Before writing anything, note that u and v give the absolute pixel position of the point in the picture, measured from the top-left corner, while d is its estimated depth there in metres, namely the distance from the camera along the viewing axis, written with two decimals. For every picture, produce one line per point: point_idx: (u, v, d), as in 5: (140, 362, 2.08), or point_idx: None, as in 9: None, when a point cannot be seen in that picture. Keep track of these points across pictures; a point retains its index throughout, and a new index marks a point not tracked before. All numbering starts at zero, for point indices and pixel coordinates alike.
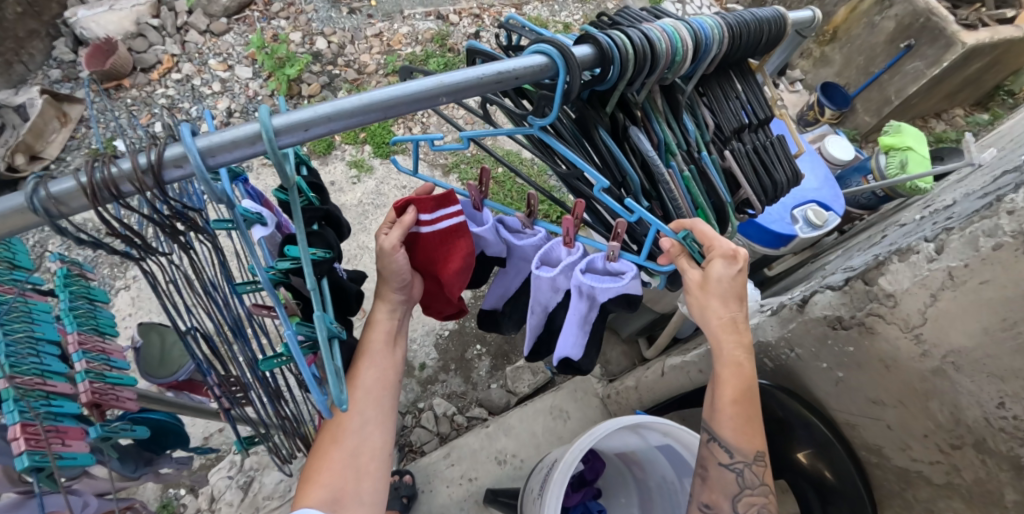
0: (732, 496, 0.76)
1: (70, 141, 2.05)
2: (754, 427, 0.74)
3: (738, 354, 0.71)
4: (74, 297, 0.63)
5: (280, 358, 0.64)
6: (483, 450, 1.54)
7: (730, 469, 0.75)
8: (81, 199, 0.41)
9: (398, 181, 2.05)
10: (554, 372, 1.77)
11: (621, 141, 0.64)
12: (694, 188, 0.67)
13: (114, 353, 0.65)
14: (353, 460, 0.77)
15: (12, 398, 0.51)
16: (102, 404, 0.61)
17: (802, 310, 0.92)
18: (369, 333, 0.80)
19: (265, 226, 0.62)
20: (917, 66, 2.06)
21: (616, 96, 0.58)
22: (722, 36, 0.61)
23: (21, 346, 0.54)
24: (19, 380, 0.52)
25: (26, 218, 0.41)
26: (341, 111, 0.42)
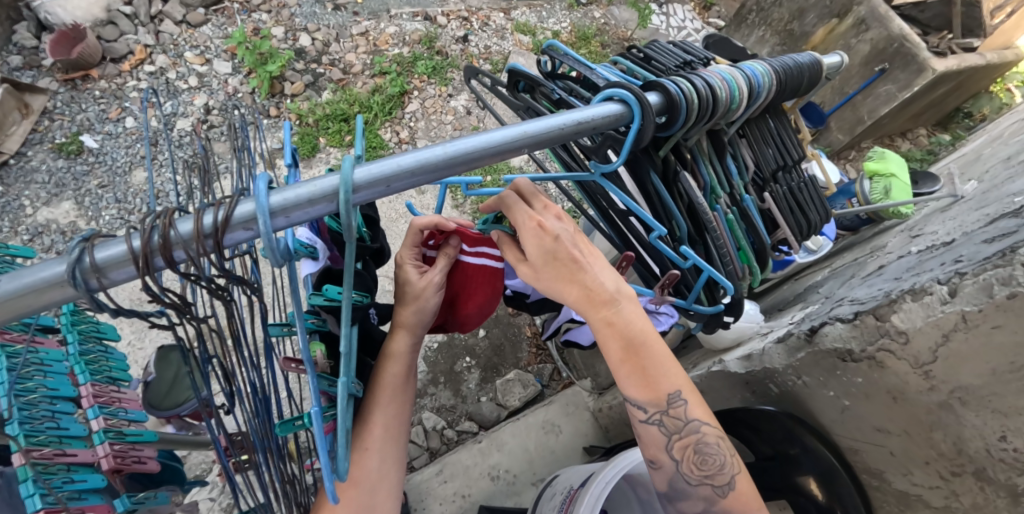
0: (665, 447, 0.77)
1: (31, 135, 1.94)
2: (652, 376, 0.74)
3: (606, 313, 0.71)
4: (85, 339, 0.67)
5: (297, 421, 0.63)
6: (476, 466, 1.53)
7: (651, 423, 0.76)
8: (127, 268, 0.38)
9: None
10: (544, 385, 1.78)
11: (670, 184, 0.64)
12: (736, 230, 0.69)
13: (129, 404, 0.69)
14: (370, 496, 0.80)
15: (31, 477, 0.53)
16: (124, 468, 0.62)
17: (813, 340, 0.96)
18: (386, 366, 0.84)
19: (315, 260, 0.65)
20: (889, 88, 2.10)
21: (673, 141, 0.60)
22: (772, 81, 0.64)
23: (36, 411, 0.56)
24: (37, 453, 0.54)
25: (61, 291, 0.37)
26: (424, 164, 0.43)
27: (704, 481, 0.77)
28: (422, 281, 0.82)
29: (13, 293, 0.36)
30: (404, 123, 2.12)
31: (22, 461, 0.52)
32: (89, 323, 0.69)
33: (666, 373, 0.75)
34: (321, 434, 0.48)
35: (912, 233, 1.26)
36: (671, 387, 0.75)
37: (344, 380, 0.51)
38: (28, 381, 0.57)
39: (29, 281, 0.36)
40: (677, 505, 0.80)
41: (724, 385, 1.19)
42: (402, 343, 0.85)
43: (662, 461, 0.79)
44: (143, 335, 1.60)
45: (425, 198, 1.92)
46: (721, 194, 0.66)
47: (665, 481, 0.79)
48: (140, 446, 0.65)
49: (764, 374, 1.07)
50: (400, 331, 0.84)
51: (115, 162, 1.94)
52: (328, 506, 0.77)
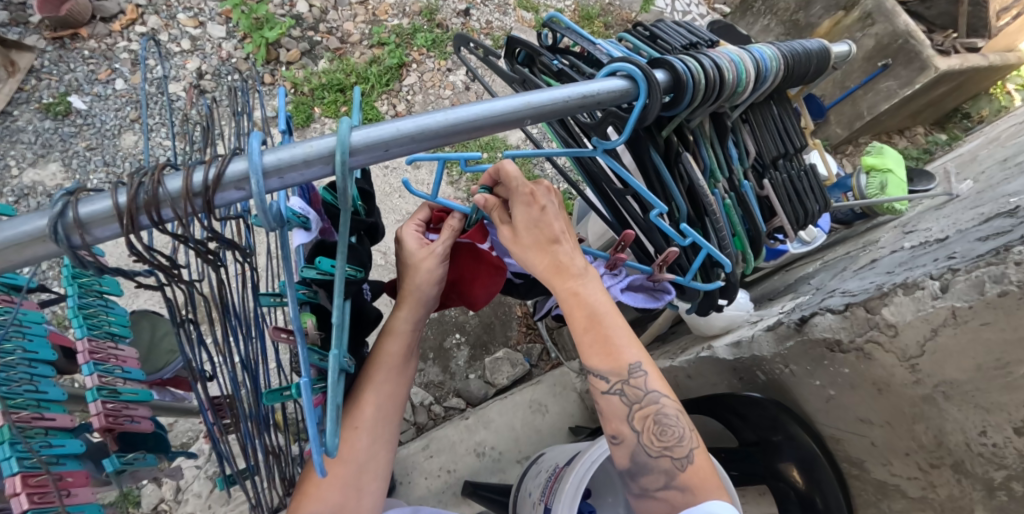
0: (626, 417, 0.78)
1: (17, 94, 1.88)
2: (615, 345, 0.76)
3: (573, 284, 0.74)
4: (86, 293, 0.65)
5: (286, 392, 0.57)
6: (462, 443, 1.54)
7: (612, 393, 0.77)
8: (111, 225, 0.37)
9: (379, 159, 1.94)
10: (532, 364, 1.79)
11: (672, 165, 0.63)
12: (733, 215, 0.68)
13: (126, 362, 0.67)
14: (355, 479, 0.80)
15: (9, 441, 0.51)
16: (115, 427, 0.63)
17: (802, 330, 0.96)
18: (386, 343, 0.84)
19: (308, 231, 0.61)
20: (890, 85, 2.08)
21: (676, 122, 0.58)
22: (779, 66, 0.63)
23: (15, 376, 0.54)
24: (17, 417, 0.53)
25: (45, 245, 0.36)
26: (424, 130, 0.42)
27: (664, 453, 0.76)
28: (421, 252, 0.81)
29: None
30: (401, 96, 2.08)
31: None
32: (92, 276, 0.66)
33: (626, 344, 0.77)
34: (311, 405, 0.45)
35: (905, 230, 1.26)
36: (632, 357, 0.77)
37: (334, 353, 0.49)
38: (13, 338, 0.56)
39: (10, 234, 0.35)
40: (639, 481, 0.78)
41: (712, 371, 1.20)
42: (403, 321, 0.84)
43: (623, 435, 0.78)
44: (133, 300, 1.58)
45: (420, 173, 1.91)
46: (720, 178, 0.66)
47: (626, 456, 0.78)
48: (135, 406, 0.66)
49: (752, 361, 1.08)
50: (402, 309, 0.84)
51: (104, 125, 1.89)
52: (314, 487, 0.79)
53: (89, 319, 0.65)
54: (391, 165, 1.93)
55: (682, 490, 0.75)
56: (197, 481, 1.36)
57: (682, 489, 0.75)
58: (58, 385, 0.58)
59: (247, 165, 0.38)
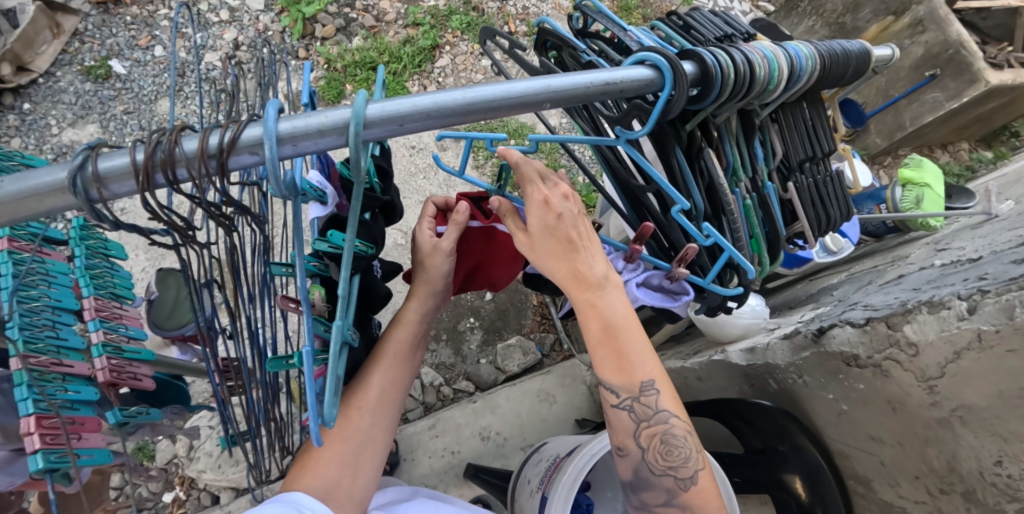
0: (633, 433, 0.78)
1: (61, 56, 1.94)
2: (630, 361, 0.75)
3: (591, 295, 0.73)
4: (92, 254, 0.68)
5: (290, 360, 0.58)
6: (468, 426, 1.56)
7: (621, 408, 0.77)
8: (129, 181, 0.38)
9: (407, 139, 1.94)
10: (544, 354, 1.80)
11: (693, 161, 0.62)
12: (752, 216, 0.66)
13: (129, 322, 0.70)
14: (353, 458, 0.81)
15: (26, 383, 0.53)
16: (118, 382, 0.65)
17: (819, 342, 0.94)
18: (394, 330, 0.86)
19: (324, 205, 0.62)
20: (936, 96, 2.00)
21: (701, 116, 0.57)
22: (814, 66, 0.61)
23: (38, 320, 0.56)
24: (34, 360, 0.55)
25: (63, 196, 0.37)
26: (440, 107, 0.41)
27: (667, 472, 0.76)
28: (430, 243, 0.81)
29: (13, 194, 0.36)
30: (433, 78, 2.08)
31: (18, 368, 0.53)
32: (98, 240, 0.69)
33: (642, 360, 0.75)
34: (312, 375, 0.46)
35: (937, 247, 1.22)
36: (645, 375, 0.75)
37: (339, 325, 0.49)
38: (40, 286, 0.58)
39: (32, 184, 0.36)
40: (640, 495, 0.79)
41: (723, 375, 1.18)
42: (414, 312, 0.86)
43: (628, 448, 0.79)
44: (159, 261, 1.62)
45: (446, 155, 1.93)
46: (742, 177, 0.64)
47: (630, 469, 0.79)
48: (137, 364, 0.68)
49: (764, 368, 1.06)
50: (413, 300, 0.86)
51: (142, 90, 1.94)
52: (313, 462, 0.80)
53: (95, 278, 0.67)
54: (418, 146, 1.94)
55: (682, 508, 0.76)
56: (209, 440, 1.40)
57: (683, 507, 0.76)
58: (77, 333, 0.60)
59: (262, 131, 0.38)
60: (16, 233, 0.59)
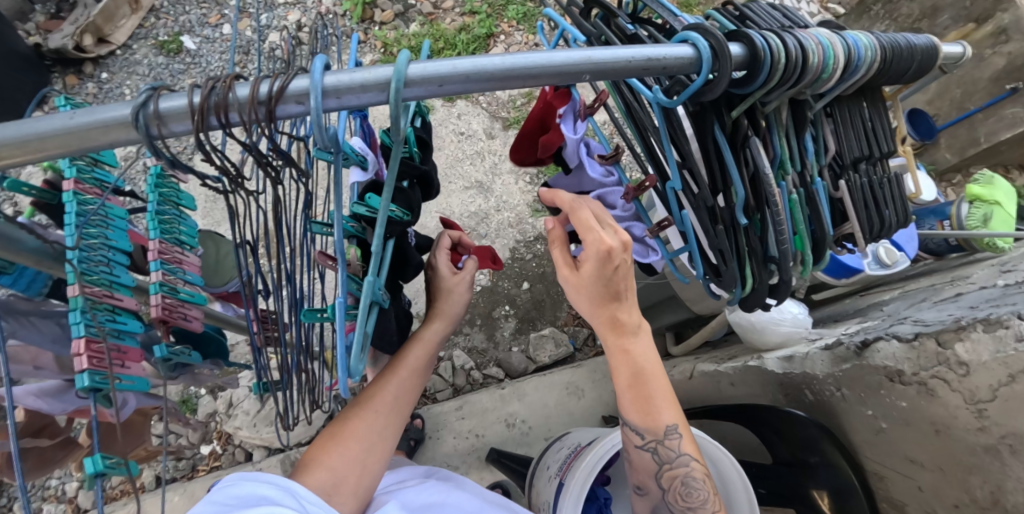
0: (654, 474, 0.79)
1: (138, 30, 2.06)
2: (655, 407, 0.77)
3: (626, 343, 0.76)
4: (164, 201, 0.72)
5: (323, 314, 0.60)
6: (494, 411, 1.58)
7: (645, 449, 0.78)
8: (184, 121, 0.40)
9: (456, 126, 1.98)
10: (577, 348, 1.79)
11: (737, 150, 0.61)
12: (797, 211, 0.64)
13: (188, 267, 0.74)
14: (362, 457, 0.81)
15: (80, 309, 0.57)
16: (169, 320, 0.69)
17: (861, 354, 0.90)
18: (411, 347, 0.88)
19: (364, 170, 0.63)
20: (1017, 111, 1.87)
21: (749, 102, 0.56)
22: (875, 58, 0.58)
23: (94, 255, 0.60)
24: (89, 291, 0.58)
25: (125, 131, 0.39)
26: (479, 71, 0.42)
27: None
28: (454, 278, 0.88)
29: (82, 125, 0.39)
30: None
31: (76, 294, 0.56)
32: (172, 189, 0.73)
33: (666, 406, 0.77)
34: (342, 328, 0.48)
35: (1003, 268, 1.14)
36: (668, 419, 0.77)
37: (371, 282, 0.52)
38: (101, 225, 0.62)
39: (98, 117, 0.39)
40: None
41: (757, 382, 1.15)
42: (433, 333, 0.88)
43: (648, 487, 0.80)
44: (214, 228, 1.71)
45: (493, 143, 1.96)
46: (789, 169, 0.62)
47: (648, 507, 0.81)
48: (189, 306, 0.71)
49: (800, 377, 1.03)
50: (436, 321, 0.88)
51: (208, 66, 2.04)
52: (323, 456, 0.80)
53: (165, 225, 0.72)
54: (467, 134, 1.98)
55: None
56: (248, 400, 1.47)
57: None
58: (129, 273, 0.64)
59: (309, 83, 0.40)
60: (84, 176, 0.61)
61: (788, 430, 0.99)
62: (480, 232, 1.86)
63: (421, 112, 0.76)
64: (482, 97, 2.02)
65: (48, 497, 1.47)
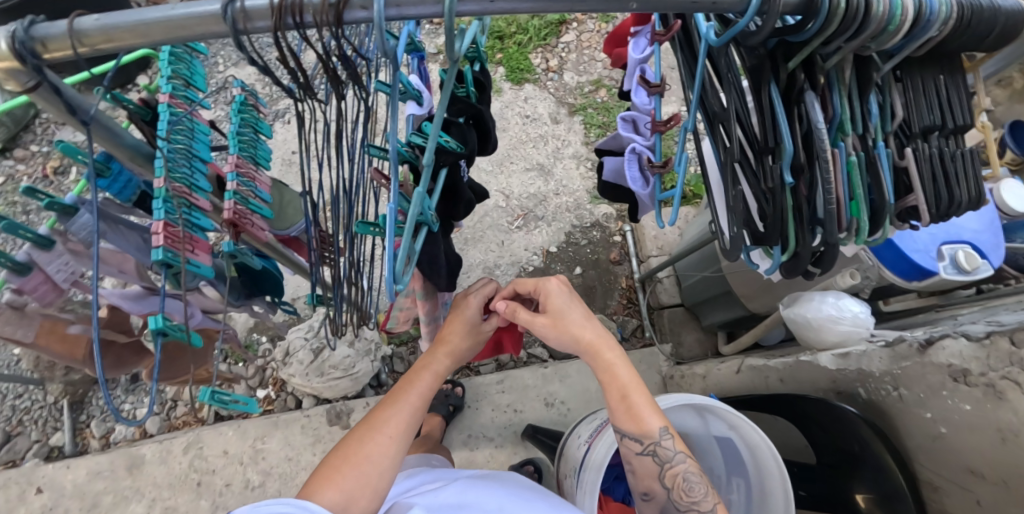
0: (657, 476, 0.82)
1: None
2: (642, 409, 0.82)
3: (609, 357, 0.85)
4: (244, 124, 0.81)
5: (375, 228, 0.65)
6: (535, 389, 1.61)
7: (644, 454, 0.82)
8: (265, 19, 0.46)
9: (522, 109, 2.01)
10: (624, 337, 1.75)
11: (792, 104, 0.65)
12: (854, 174, 0.65)
13: (259, 184, 0.82)
14: (375, 477, 0.79)
15: (164, 197, 0.65)
16: (238, 224, 0.77)
17: (924, 352, 0.85)
18: (418, 374, 0.90)
19: (419, 105, 0.69)
20: None
21: (806, 51, 0.57)
22: (951, 16, 0.55)
23: (179, 158, 0.69)
24: (173, 186, 0.67)
25: (215, 24, 0.46)
26: None
27: (691, 507, 0.79)
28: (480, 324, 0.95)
29: (180, 17, 0.45)
30: (556, 52, 2.10)
31: (160, 186, 0.65)
32: (252, 115, 0.82)
33: (652, 410, 0.82)
34: (395, 246, 0.54)
35: None
36: (656, 422, 0.82)
37: (419, 192, 0.56)
38: (184, 134, 0.72)
39: (193, 11, 0.45)
40: None
41: (808, 380, 1.10)
42: (441, 365, 0.92)
43: (655, 490, 0.83)
44: None
45: (558, 128, 1.98)
46: (848, 131, 0.64)
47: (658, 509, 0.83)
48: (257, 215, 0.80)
49: (855, 374, 0.99)
50: (445, 355, 0.93)
51: None
52: (333, 475, 0.77)
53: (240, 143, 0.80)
54: (532, 117, 2.01)
55: None
56: (302, 350, 1.55)
57: None
58: (205, 180, 0.74)
59: None
60: (176, 93, 0.72)
61: (833, 430, 0.96)
62: (536, 214, 1.87)
63: (478, 57, 0.82)
64: (550, 83, 2.05)
65: (120, 420, 1.67)
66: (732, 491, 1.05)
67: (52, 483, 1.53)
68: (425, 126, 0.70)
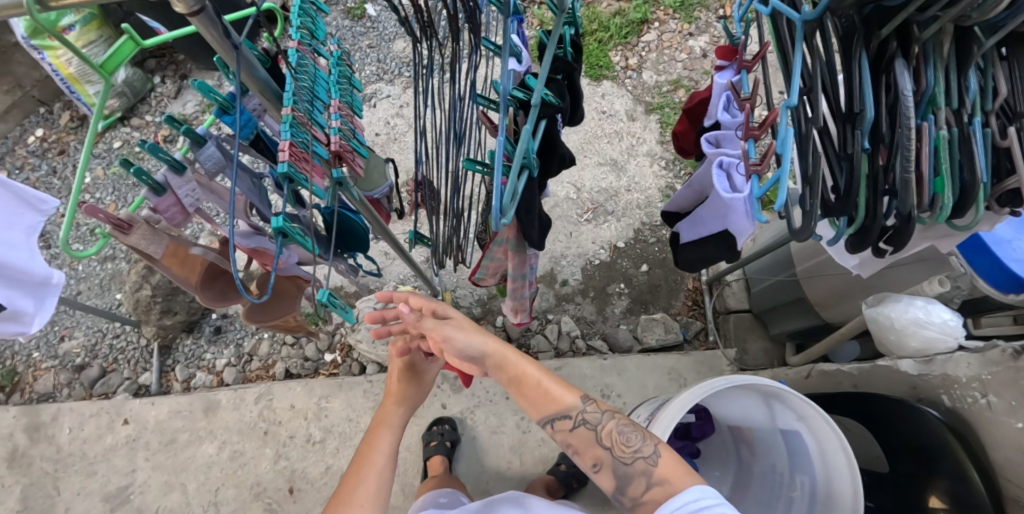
0: (594, 442, 0.85)
1: None
2: (548, 390, 0.89)
3: (511, 358, 0.92)
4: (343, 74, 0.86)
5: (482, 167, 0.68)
6: (592, 379, 1.60)
7: (577, 426, 0.86)
8: None
9: (598, 105, 2.03)
10: (686, 339, 1.73)
11: (880, 73, 0.68)
12: (941, 151, 0.70)
13: (355, 127, 0.86)
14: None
15: (291, 123, 0.70)
16: (342, 158, 0.79)
17: (1019, 358, 0.86)
18: (372, 432, 1.05)
19: (519, 62, 0.71)
20: None
21: (896, 22, 0.61)
22: None
23: (301, 94, 0.76)
24: (297, 115, 0.72)
25: None
26: None
27: (635, 458, 0.80)
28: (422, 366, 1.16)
29: None
30: (637, 51, 2.11)
31: (287, 113, 0.69)
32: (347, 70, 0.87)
33: (563, 388, 0.89)
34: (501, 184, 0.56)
35: None
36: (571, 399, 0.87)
37: (528, 130, 0.58)
38: (305, 79, 0.78)
39: None
40: (627, 493, 0.80)
41: (885, 385, 1.10)
42: (394, 417, 1.09)
43: (601, 459, 0.84)
44: None
45: (634, 126, 1.99)
46: (939, 106, 0.69)
47: (610, 478, 0.82)
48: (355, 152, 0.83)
49: (940, 380, 0.98)
50: (397, 404, 1.12)
51: (384, 31, 2.21)
52: None
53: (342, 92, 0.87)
54: (608, 113, 2.02)
55: (661, 484, 0.77)
56: None
57: (661, 483, 0.77)
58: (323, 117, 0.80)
59: None
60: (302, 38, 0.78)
61: (908, 427, 0.94)
62: (607, 208, 1.88)
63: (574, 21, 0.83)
64: (628, 80, 2.06)
65: (202, 367, 1.80)
66: (794, 489, 0.99)
67: (137, 417, 1.66)
68: (526, 80, 0.72)
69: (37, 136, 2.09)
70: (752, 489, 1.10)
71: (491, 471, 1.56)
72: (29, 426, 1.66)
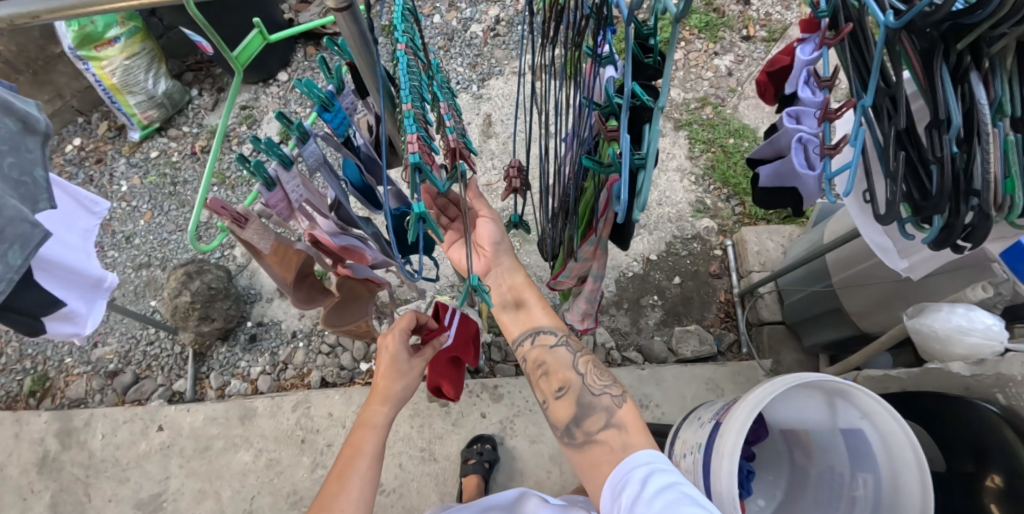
0: (570, 366, 0.96)
1: None
2: (530, 311, 1.00)
3: (510, 273, 1.00)
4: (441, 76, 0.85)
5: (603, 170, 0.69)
6: (630, 388, 1.61)
7: (559, 345, 0.98)
8: None
9: None
10: (720, 350, 1.75)
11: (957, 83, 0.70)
12: (1010, 153, 0.71)
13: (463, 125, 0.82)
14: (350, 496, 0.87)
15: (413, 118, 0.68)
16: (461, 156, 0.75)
17: None
18: (355, 431, 0.96)
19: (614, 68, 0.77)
20: None
21: (975, 35, 0.64)
22: None
23: (414, 91, 0.73)
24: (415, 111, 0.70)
25: None
26: None
27: (604, 391, 0.92)
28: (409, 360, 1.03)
29: None
30: None
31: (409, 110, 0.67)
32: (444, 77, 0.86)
33: (541, 311, 1.01)
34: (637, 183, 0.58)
35: None
36: (543, 321, 1.00)
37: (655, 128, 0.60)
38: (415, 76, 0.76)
39: None
40: (582, 424, 0.90)
41: (935, 387, 1.13)
42: (380, 416, 0.97)
43: (569, 382, 0.94)
44: None
45: (663, 142, 2.05)
46: (1007, 111, 0.70)
47: (571, 404, 0.92)
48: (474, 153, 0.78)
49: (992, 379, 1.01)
50: (381, 404, 0.98)
51: None
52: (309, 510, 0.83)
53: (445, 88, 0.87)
54: None
55: (618, 427, 0.88)
56: None
57: (619, 426, 0.88)
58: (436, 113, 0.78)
59: None
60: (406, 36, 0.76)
61: (964, 423, 0.98)
62: (639, 222, 1.93)
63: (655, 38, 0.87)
64: None
65: (236, 375, 1.80)
66: (857, 487, 1.01)
67: (172, 423, 1.65)
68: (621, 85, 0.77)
69: (74, 145, 2.13)
70: (809, 492, 1.11)
71: (530, 481, 1.56)
72: (61, 431, 1.64)
